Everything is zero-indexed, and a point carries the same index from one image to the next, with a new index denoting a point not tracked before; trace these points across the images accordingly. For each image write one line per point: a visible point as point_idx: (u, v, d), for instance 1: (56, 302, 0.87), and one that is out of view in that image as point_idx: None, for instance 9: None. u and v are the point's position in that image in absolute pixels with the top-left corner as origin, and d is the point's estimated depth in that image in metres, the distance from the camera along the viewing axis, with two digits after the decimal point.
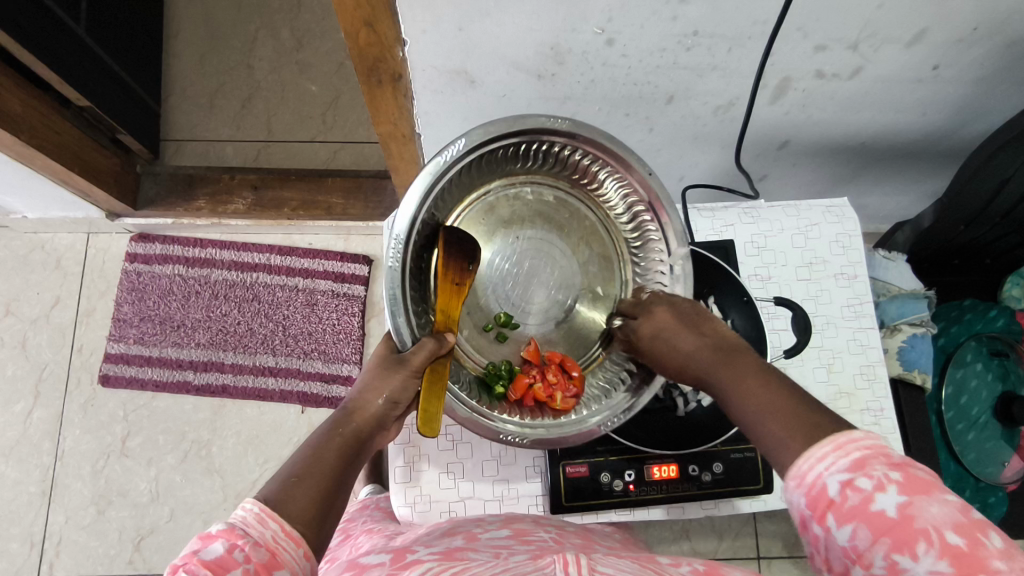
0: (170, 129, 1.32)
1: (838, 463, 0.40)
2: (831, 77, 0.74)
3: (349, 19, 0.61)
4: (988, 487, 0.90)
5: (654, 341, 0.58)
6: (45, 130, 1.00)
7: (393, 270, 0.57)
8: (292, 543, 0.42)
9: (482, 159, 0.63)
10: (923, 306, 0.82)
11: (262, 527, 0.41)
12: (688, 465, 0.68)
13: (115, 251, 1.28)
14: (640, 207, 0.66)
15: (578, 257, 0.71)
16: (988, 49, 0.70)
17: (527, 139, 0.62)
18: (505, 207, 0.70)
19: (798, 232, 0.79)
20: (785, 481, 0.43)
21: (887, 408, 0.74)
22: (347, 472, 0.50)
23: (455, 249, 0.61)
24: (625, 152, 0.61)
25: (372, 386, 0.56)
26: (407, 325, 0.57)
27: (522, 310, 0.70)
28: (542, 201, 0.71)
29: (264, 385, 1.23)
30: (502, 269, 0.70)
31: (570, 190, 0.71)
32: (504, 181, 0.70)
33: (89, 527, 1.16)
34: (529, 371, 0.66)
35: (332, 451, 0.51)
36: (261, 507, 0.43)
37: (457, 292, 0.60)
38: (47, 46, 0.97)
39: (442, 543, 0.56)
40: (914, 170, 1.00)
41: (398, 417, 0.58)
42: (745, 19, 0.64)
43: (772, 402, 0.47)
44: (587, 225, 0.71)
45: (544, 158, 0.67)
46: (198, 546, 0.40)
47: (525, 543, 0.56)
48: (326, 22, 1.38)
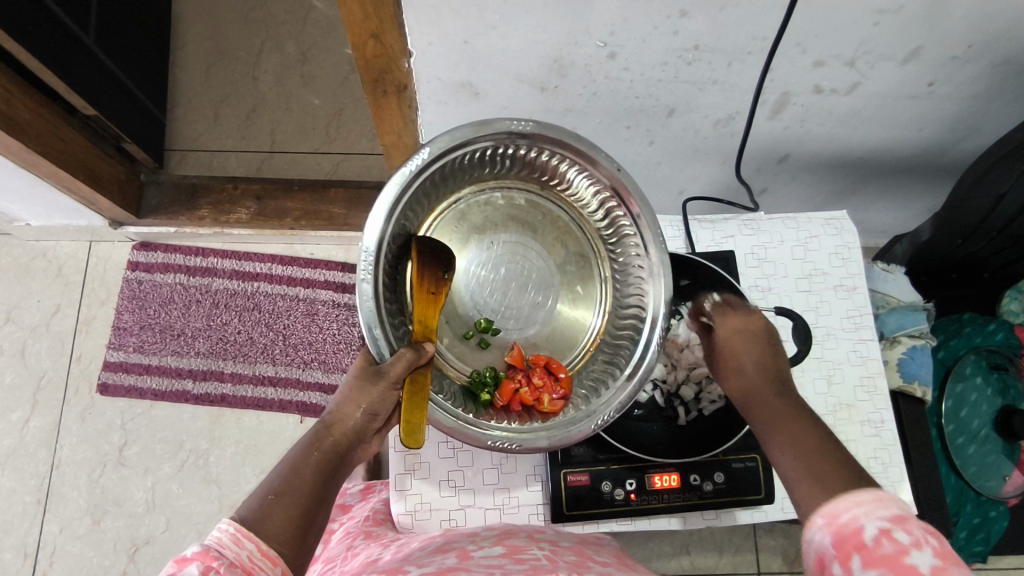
0: (174, 140, 1.33)
1: (878, 512, 0.42)
2: (829, 93, 0.75)
3: (356, 31, 0.62)
4: (989, 501, 0.91)
5: (731, 344, 0.61)
6: (51, 137, 1.01)
7: (365, 286, 0.58)
8: (268, 563, 0.43)
9: (450, 166, 0.65)
10: (922, 318, 0.82)
11: (237, 548, 0.42)
12: (689, 475, 0.67)
13: (117, 259, 1.28)
14: (612, 203, 0.67)
15: (555, 257, 0.72)
16: (983, 67, 0.71)
17: (492, 143, 0.63)
18: (477, 213, 0.71)
19: (798, 244, 0.80)
20: (813, 516, 0.45)
21: (887, 419, 0.74)
22: (325, 487, 0.51)
23: (428, 257, 0.62)
24: (591, 149, 0.63)
25: (352, 398, 0.56)
26: (384, 336, 0.58)
27: (504, 316, 0.70)
28: (513, 205, 0.72)
29: (263, 394, 1.23)
30: (479, 275, 0.70)
31: (540, 192, 0.72)
32: (473, 188, 0.71)
33: (84, 537, 1.15)
34: (515, 375, 0.67)
35: (310, 466, 0.51)
36: (236, 527, 0.43)
37: (433, 299, 0.61)
38: (56, 55, 0.98)
39: (435, 562, 0.55)
40: (912, 185, 1.01)
41: (377, 429, 0.58)
42: (744, 35, 0.65)
43: (803, 438, 0.52)
44: (561, 224, 0.73)
45: (512, 162, 0.68)
46: (174, 568, 0.40)
47: (518, 562, 0.55)
48: (331, 37, 1.40)
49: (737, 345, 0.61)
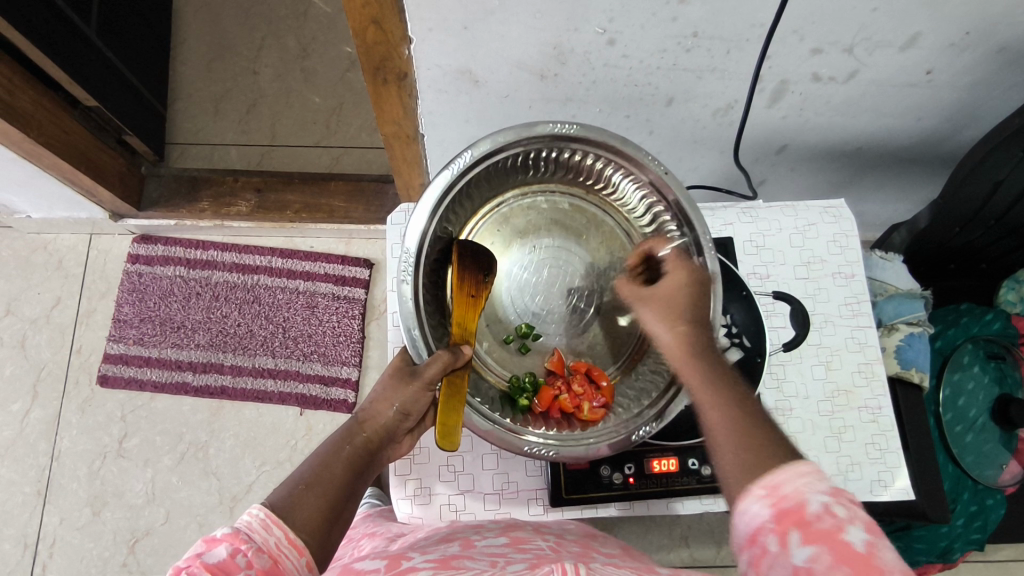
0: (175, 133, 1.33)
1: (817, 484, 0.40)
2: (828, 81, 0.75)
3: (357, 17, 0.62)
4: (986, 490, 0.92)
5: (677, 301, 0.56)
6: (53, 128, 1.01)
7: (407, 285, 0.58)
8: (295, 551, 0.45)
9: (494, 169, 0.65)
10: (919, 305, 0.83)
11: (266, 533, 0.44)
12: (687, 459, 0.68)
13: (117, 252, 1.29)
14: (659, 208, 0.66)
15: (598, 262, 0.72)
16: (980, 55, 0.71)
17: (532, 147, 0.63)
18: (520, 217, 0.72)
19: (796, 232, 0.80)
20: (751, 488, 0.42)
21: (885, 405, 0.75)
22: (354, 482, 0.52)
23: (469, 260, 0.62)
24: (637, 152, 0.62)
25: (385, 396, 0.58)
26: (423, 337, 0.58)
27: (543, 320, 0.70)
28: (557, 209, 0.72)
29: (264, 387, 1.23)
30: (522, 279, 0.71)
31: (585, 197, 0.72)
32: (517, 192, 0.71)
33: (84, 528, 1.15)
34: (555, 382, 0.67)
35: (342, 459, 0.53)
36: (265, 513, 0.45)
37: (473, 303, 0.60)
38: (58, 46, 0.98)
39: (438, 550, 0.54)
40: (909, 176, 1.01)
41: (408, 429, 0.60)
42: (742, 21, 0.65)
43: (743, 402, 0.48)
44: (605, 229, 0.72)
45: (554, 164, 0.68)
46: (202, 548, 0.43)
47: (522, 550, 0.54)
48: (332, 31, 1.41)
49: (681, 304, 0.56)
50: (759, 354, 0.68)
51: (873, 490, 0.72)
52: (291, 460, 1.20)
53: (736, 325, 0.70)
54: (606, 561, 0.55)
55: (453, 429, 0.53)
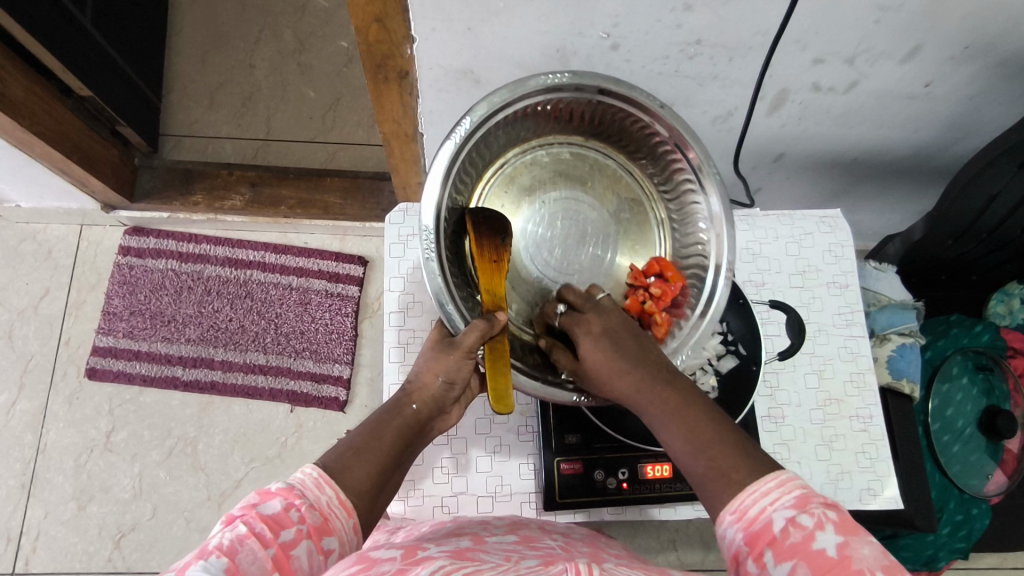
0: (169, 124, 1.32)
1: (783, 500, 0.42)
2: (828, 90, 0.76)
3: (360, 15, 0.62)
4: (971, 499, 0.93)
5: (601, 348, 0.53)
6: (45, 118, 1.00)
7: (430, 264, 0.55)
8: (343, 512, 0.46)
9: (496, 130, 0.62)
10: (911, 316, 0.84)
11: (318, 492, 0.45)
12: (680, 465, 0.68)
13: (108, 244, 1.27)
14: (670, 152, 0.64)
15: (608, 206, 0.70)
16: (978, 69, 0.72)
17: (530, 103, 0.60)
18: (525, 173, 0.68)
19: (792, 241, 0.81)
20: (722, 513, 0.45)
21: (876, 415, 0.75)
22: (401, 454, 0.53)
23: (484, 227, 0.58)
24: (636, 93, 0.60)
25: (428, 365, 0.58)
26: (457, 311, 0.56)
27: (564, 273, 0.66)
28: (558, 159, 0.69)
29: (253, 383, 1.23)
30: (538, 237, 0.67)
31: (584, 142, 0.70)
32: (518, 150, 0.68)
33: (69, 522, 1.14)
34: (636, 291, 0.65)
35: (390, 430, 0.54)
36: (318, 472, 0.47)
37: (496, 268, 0.56)
38: (52, 33, 0.97)
39: (450, 543, 0.53)
40: (904, 187, 1.02)
41: (455, 398, 0.60)
42: (746, 30, 0.66)
43: (704, 432, 0.48)
44: (609, 172, 0.70)
45: (553, 116, 0.65)
46: (256, 499, 0.44)
47: (534, 548, 0.53)
48: (330, 27, 1.40)
49: (609, 347, 0.53)
50: (754, 361, 0.69)
51: (863, 498, 0.72)
52: (281, 457, 1.19)
53: (732, 333, 0.70)
54: (618, 562, 0.54)
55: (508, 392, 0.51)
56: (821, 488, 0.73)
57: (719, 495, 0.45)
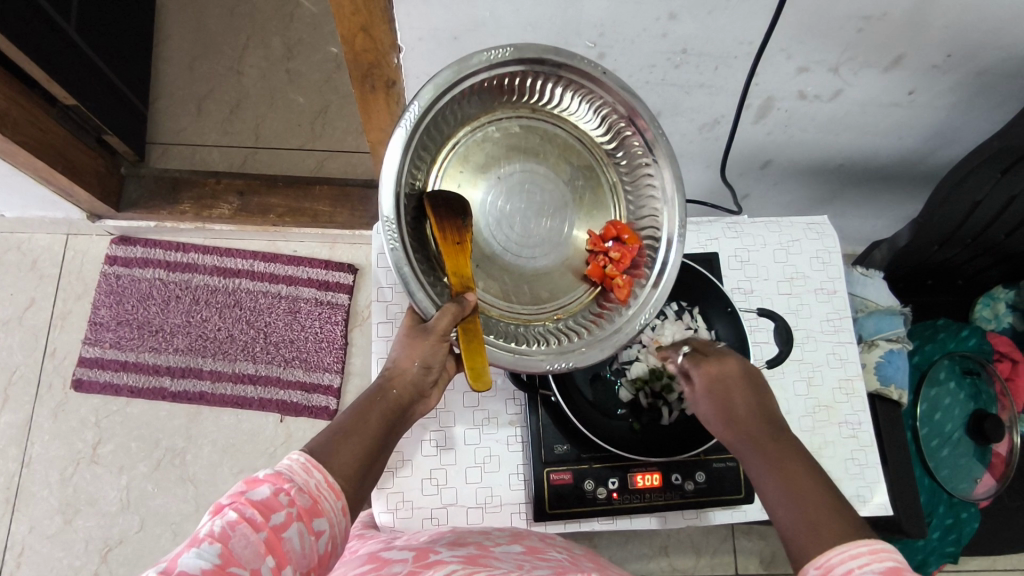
0: (156, 133, 1.31)
1: (871, 565, 0.40)
2: (813, 99, 0.76)
3: (345, 25, 0.61)
4: (960, 503, 0.93)
5: (716, 391, 0.56)
6: (29, 127, 0.99)
7: (394, 253, 0.53)
8: (333, 494, 0.46)
9: (442, 114, 0.59)
10: (898, 322, 0.84)
11: (306, 475, 0.45)
12: (671, 474, 0.68)
13: (95, 253, 1.26)
14: (620, 123, 0.63)
15: (562, 176, 0.66)
16: (960, 78, 0.73)
17: (476, 82, 0.58)
18: (473, 148, 0.63)
19: (780, 248, 0.81)
20: (807, 567, 0.43)
21: (865, 421, 0.76)
22: (385, 437, 0.54)
23: (442, 208, 0.56)
24: (579, 62, 0.58)
25: (405, 350, 0.57)
26: (427, 296, 0.55)
27: (523, 248, 0.63)
28: (507, 131, 0.64)
29: (243, 393, 1.22)
30: (496, 213, 0.63)
31: (532, 113, 0.65)
32: (467, 128, 0.63)
33: (54, 536, 1.12)
34: (596, 257, 0.64)
35: (374, 414, 0.54)
36: (306, 458, 0.46)
37: (460, 249, 0.56)
38: (35, 42, 0.96)
39: (462, 548, 0.54)
40: (890, 194, 1.03)
41: (434, 382, 0.59)
42: (731, 39, 0.66)
43: (808, 488, 0.48)
44: (560, 140, 0.66)
45: (495, 87, 0.61)
46: (244, 487, 0.43)
47: (543, 559, 0.53)
48: (318, 34, 1.40)
49: (725, 395, 0.55)
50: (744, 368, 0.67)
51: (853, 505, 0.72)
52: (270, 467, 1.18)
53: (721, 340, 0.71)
54: None
55: (484, 364, 0.52)
56: None
57: (808, 549, 0.44)
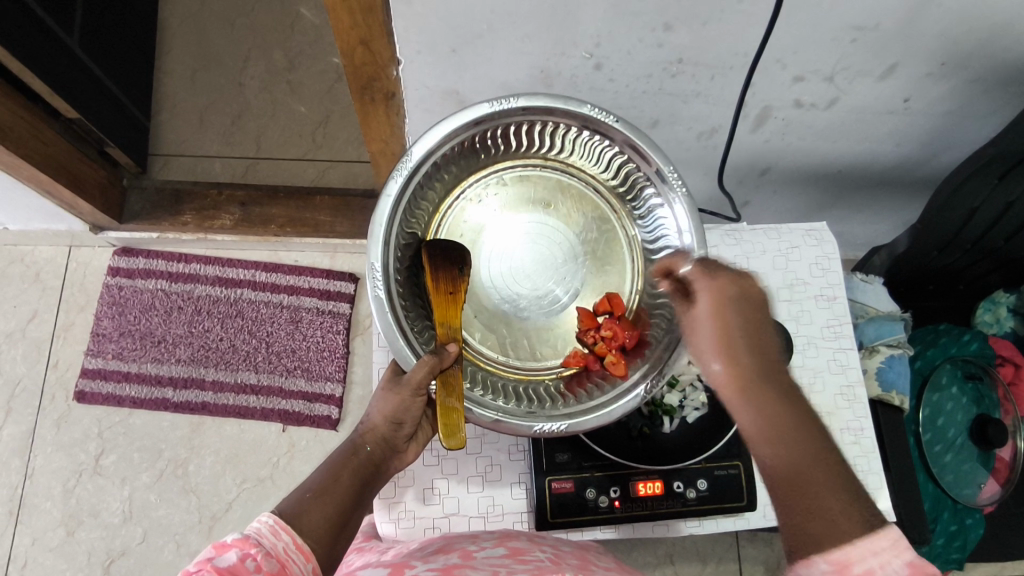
0: (158, 145, 1.32)
1: (895, 566, 0.42)
2: (810, 106, 0.77)
3: (344, 39, 0.62)
4: (964, 509, 0.92)
5: (719, 323, 0.53)
6: (31, 141, 0.99)
7: (378, 301, 0.56)
8: (302, 556, 0.47)
9: (446, 160, 0.63)
10: (900, 328, 0.84)
11: (275, 539, 0.46)
12: (672, 482, 0.68)
13: (97, 265, 1.27)
14: (636, 172, 0.65)
15: (574, 227, 0.71)
16: (956, 85, 0.73)
17: (475, 132, 0.61)
18: (486, 198, 0.70)
19: (779, 254, 0.81)
20: (815, 555, 0.44)
21: (867, 427, 0.76)
22: (359, 494, 0.55)
23: (441, 259, 0.60)
24: (584, 110, 0.58)
25: (379, 407, 0.59)
26: (410, 346, 0.57)
27: (525, 300, 0.68)
28: (520, 182, 0.70)
29: (245, 403, 1.22)
30: (502, 266, 0.68)
31: (545, 164, 0.70)
32: (475, 176, 0.69)
33: (57, 548, 1.12)
34: (586, 334, 0.66)
35: (347, 473, 0.55)
36: (274, 520, 0.47)
37: (451, 300, 0.58)
38: (37, 56, 0.97)
39: (439, 559, 0.53)
40: (889, 200, 1.03)
41: (409, 436, 0.61)
42: (727, 49, 0.66)
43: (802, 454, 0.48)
44: (573, 191, 0.71)
45: (501, 140, 0.65)
46: (212, 552, 0.43)
47: (522, 562, 0.53)
48: (319, 45, 1.41)
49: (728, 320, 0.53)
50: None
51: None
52: (272, 478, 1.18)
53: None
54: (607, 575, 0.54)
55: (459, 417, 0.54)
56: None
57: (809, 532, 0.45)
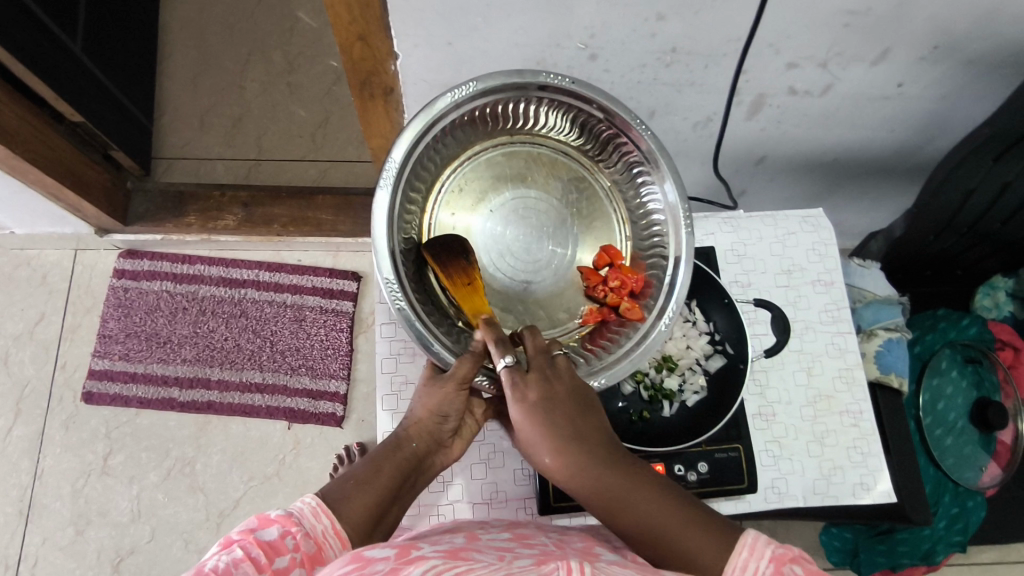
0: (161, 148, 1.33)
1: None
2: (804, 94, 0.78)
3: (343, 34, 0.63)
4: (966, 492, 0.93)
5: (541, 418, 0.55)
6: (38, 145, 1.01)
7: (403, 313, 0.57)
8: (339, 541, 0.51)
9: (424, 155, 0.64)
10: (897, 311, 0.86)
11: (315, 520, 0.51)
12: (673, 465, 0.68)
13: (103, 267, 1.28)
14: (609, 132, 0.67)
15: (555, 193, 0.71)
16: (947, 69, 0.74)
17: (451, 120, 0.63)
18: (466, 186, 0.70)
19: (776, 241, 0.82)
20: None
21: (866, 409, 0.76)
22: (399, 487, 0.58)
23: (444, 257, 0.61)
24: (540, 78, 0.60)
25: (424, 401, 0.61)
26: (443, 346, 0.58)
27: (535, 270, 0.68)
28: (495, 163, 0.70)
29: (251, 401, 1.23)
30: (499, 247, 0.68)
31: (510, 139, 0.70)
32: (449, 168, 0.69)
33: (67, 548, 1.13)
34: (595, 290, 0.67)
35: (392, 463, 0.58)
36: (317, 502, 0.52)
37: (472, 289, 0.60)
38: (43, 62, 0.99)
39: (445, 541, 0.54)
40: (886, 187, 1.04)
41: (454, 432, 0.63)
42: (719, 37, 0.67)
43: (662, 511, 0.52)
44: (544, 157, 0.71)
45: (471, 122, 0.66)
46: (258, 527, 0.49)
47: (528, 546, 0.53)
48: (318, 47, 1.42)
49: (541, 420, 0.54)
50: (741, 359, 0.69)
51: (856, 493, 0.73)
52: (279, 475, 1.19)
53: (718, 332, 0.72)
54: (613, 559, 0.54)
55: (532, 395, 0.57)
56: (816, 484, 0.73)
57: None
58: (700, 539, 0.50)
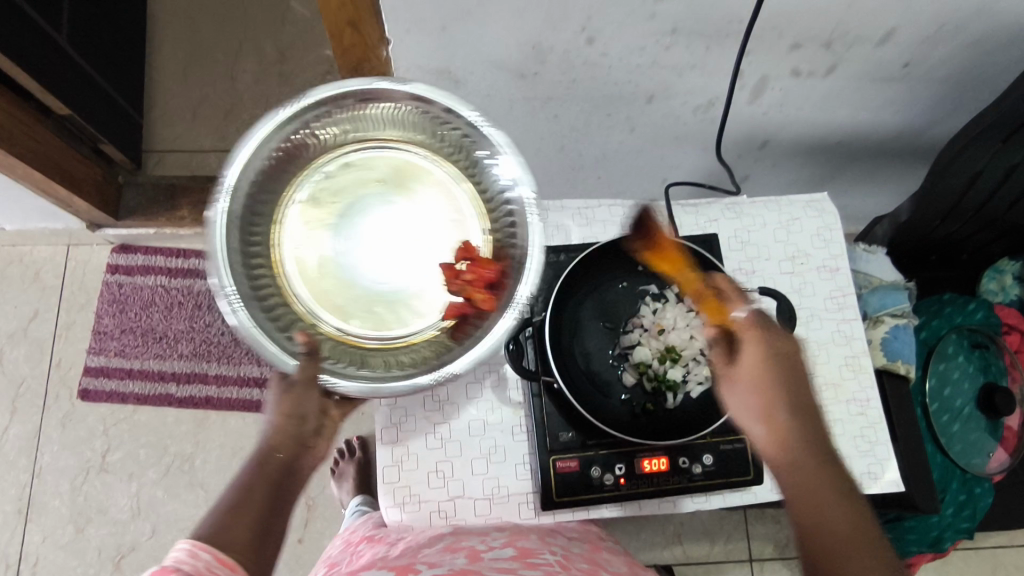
0: (152, 140, 1.31)
1: None
2: (807, 76, 0.76)
3: (332, 23, 0.60)
4: (973, 479, 0.92)
5: (760, 376, 0.57)
6: (25, 139, 0.99)
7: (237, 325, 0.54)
8: (227, 568, 0.51)
9: (261, 174, 0.60)
10: (903, 296, 0.84)
11: (195, 560, 0.51)
12: (678, 458, 0.68)
13: (96, 262, 1.26)
14: (453, 128, 0.62)
15: (412, 197, 0.66)
16: (954, 49, 0.72)
17: (279, 134, 0.59)
18: (319, 198, 0.64)
19: (781, 227, 0.80)
20: None
21: (873, 398, 0.75)
22: (275, 498, 0.57)
23: None
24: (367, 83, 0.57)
25: (279, 408, 0.57)
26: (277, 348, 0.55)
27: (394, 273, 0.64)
28: (347, 170, 0.64)
29: (249, 396, 1.21)
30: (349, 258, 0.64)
31: (362, 144, 0.64)
32: (301, 180, 0.63)
33: (67, 546, 1.13)
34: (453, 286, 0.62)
35: (257, 481, 0.57)
36: (190, 546, 0.52)
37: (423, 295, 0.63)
38: (27, 53, 0.97)
39: (448, 560, 0.57)
40: (892, 169, 1.02)
41: (316, 431, 0.59)
42: (720, 18, 0.65)
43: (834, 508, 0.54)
44: (400, 160, 0.65)
45: (310, 134, 0.61)
46: None
47: (530, 567, 0.58)
48: (310, 36, 1.39)
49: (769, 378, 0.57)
50: None
51: (865, 483, 0.72)
52: None
53: None
54: None
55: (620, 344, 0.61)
56: None
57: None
58: (869, 559, 0.52)
